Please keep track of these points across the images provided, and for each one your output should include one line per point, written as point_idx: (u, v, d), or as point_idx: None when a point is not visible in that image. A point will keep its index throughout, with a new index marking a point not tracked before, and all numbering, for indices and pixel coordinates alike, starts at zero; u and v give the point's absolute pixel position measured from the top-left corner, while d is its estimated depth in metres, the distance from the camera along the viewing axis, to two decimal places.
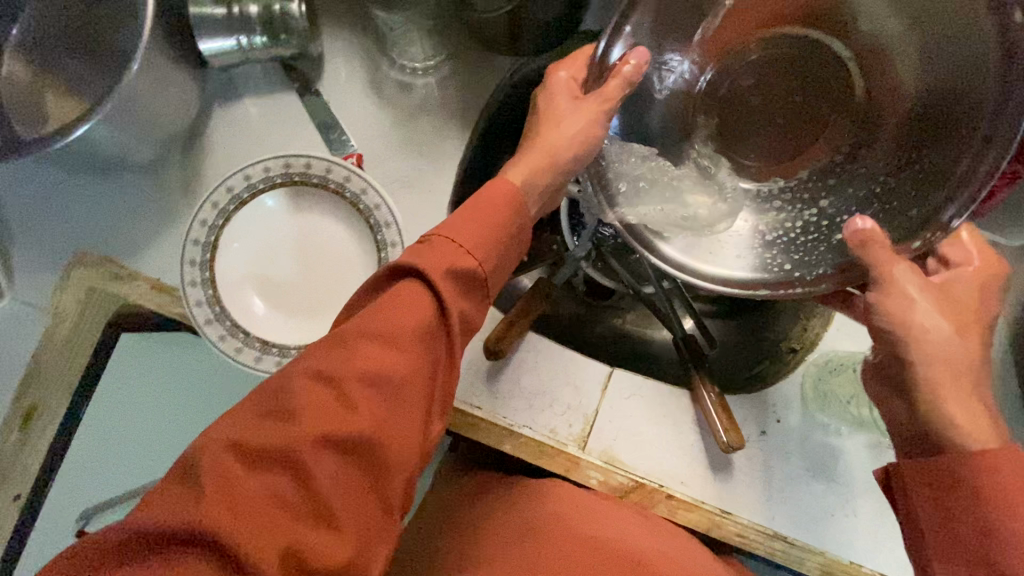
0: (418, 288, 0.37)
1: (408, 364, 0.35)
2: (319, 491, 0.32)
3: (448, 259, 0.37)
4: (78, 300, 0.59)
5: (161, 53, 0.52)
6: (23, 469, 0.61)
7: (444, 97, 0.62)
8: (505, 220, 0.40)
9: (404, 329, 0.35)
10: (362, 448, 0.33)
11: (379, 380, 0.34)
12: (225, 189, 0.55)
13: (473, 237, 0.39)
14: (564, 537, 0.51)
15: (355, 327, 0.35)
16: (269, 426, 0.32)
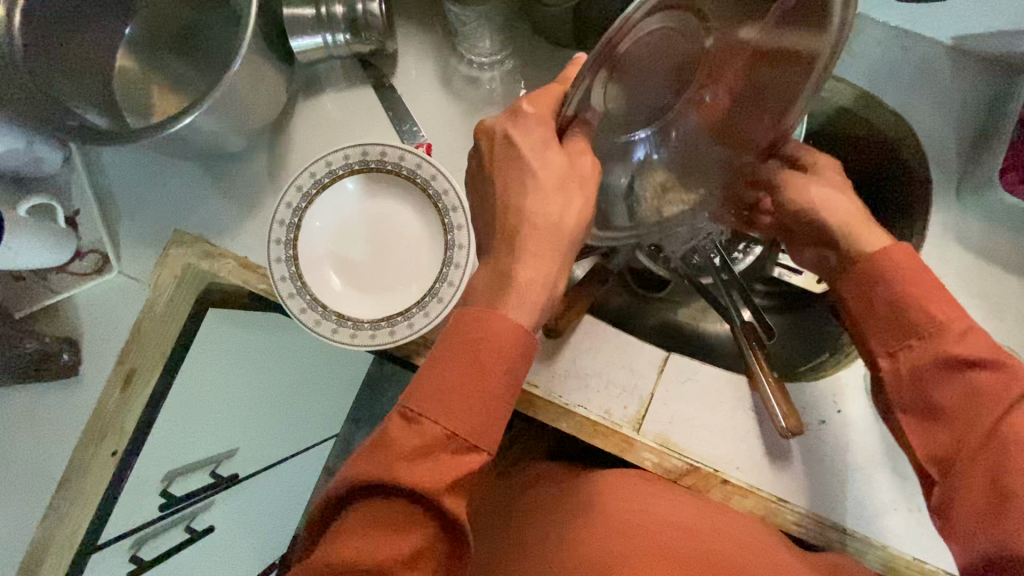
0: (398, 510, 0.36)
1: (412, 546, 0.36)
2: None
3: (445, 468, 0.37)
4: (175, 275, 0.66)
5: (259, 49, 0.57)
6: (120, 427, 0.67)
7: (509, 91, 0.66)
8: (501, 378, 0.38)
9: (397, 564, 0.35)
10: None
11: (381, 569, 0.35)
12: (309, 175, 0.60)
13: (470, 425, 0.38)
14: (616, 519, 0.54)
15: (333, 564, 0.35)
16: None
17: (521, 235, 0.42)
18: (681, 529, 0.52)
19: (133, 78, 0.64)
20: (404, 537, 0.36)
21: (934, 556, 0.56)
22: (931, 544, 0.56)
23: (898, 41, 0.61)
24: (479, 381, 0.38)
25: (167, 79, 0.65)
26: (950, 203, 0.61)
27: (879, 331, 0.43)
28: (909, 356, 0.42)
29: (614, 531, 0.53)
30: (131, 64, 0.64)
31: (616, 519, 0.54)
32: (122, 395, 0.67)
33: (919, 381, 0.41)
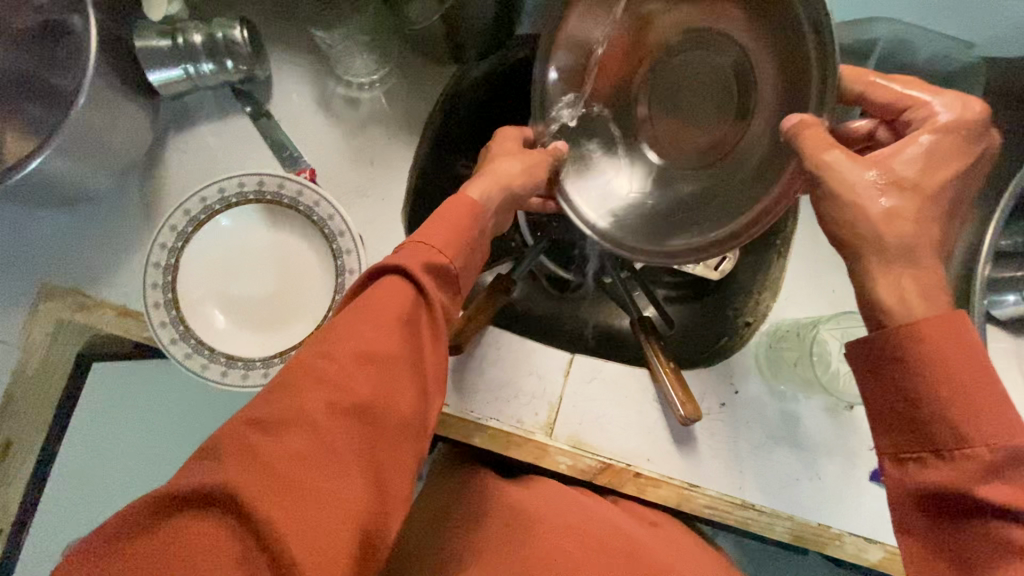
0: (396, 281, 0.40)
1: (403, 304, 0.39)
2: (353, 395, 0.35)
3: (421, 252, 0.42)
4: (47, 332, 0.60)
5: (109, 85, 0.54)
6: (1, 503, 0.62)
7: (391, 108, 0.65)
8: (468, 224, 0.45)
9: (389, 308, 0.39)
10: (381, 363, 0.37)
11: (392, 324, 0.38)
12: (183, 212, 0.57)
13: (439, 239, 0.43)
14: (548, 530, 0.54)
15: (345, 327, 0.38)
16: (266, 434, 0.33)
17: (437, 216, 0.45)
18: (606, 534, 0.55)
19: None
20: (393, 296, 0.39)
21: (836, 521, 0.59)
22: (833, 509, 0.59)
23: None
24: (457, 208, 0.45)
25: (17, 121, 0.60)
26: None
27: (882, 423, 0.38)
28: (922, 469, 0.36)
29: (546, 543, 0.53)
30: None
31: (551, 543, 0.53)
32: None
33: (927, 489, 0.35)
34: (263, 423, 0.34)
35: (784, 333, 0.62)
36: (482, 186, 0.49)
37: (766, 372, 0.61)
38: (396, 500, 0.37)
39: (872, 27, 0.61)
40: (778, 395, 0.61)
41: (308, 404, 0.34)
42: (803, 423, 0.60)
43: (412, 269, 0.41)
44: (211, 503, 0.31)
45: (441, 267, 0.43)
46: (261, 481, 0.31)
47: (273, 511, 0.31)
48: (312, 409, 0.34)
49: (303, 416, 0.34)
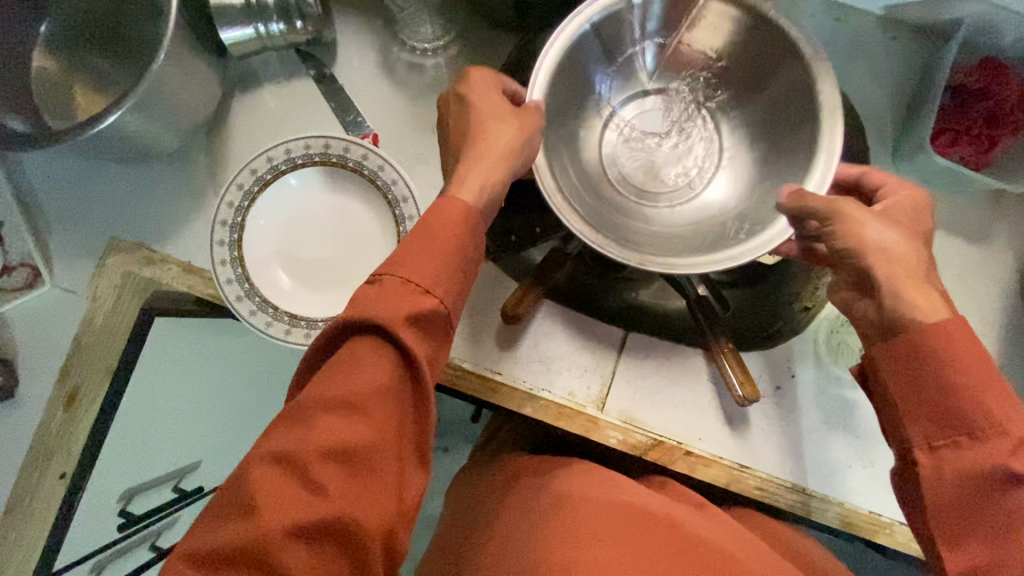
0: (370, 345, 0.38)
1: (379, 375, 0.37)
2: (318, 508, 0.35)
3: (406, 305, 0.38)
4: (114, 285, 0.63)
5: (185, 42, 0.55)
6: (68, 450, 0.65)
7: (454, 76, 0.65)
8: (458, 249, 0.41)
9: (359, 395, 0.36)
10: (350, 462, 0.36)
11: (359, 401, 0.37)
12: (249, 172, 0.58)
13: (424, 274, 0.40)
14: (591, 503, 0.56)
15: (312, 400, 0.37)
16: (230, 522, 0.34)
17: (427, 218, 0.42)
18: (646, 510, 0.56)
19: (54, 79, 0.61)
20: (365, 375, 0.37)
21: (887, 508, 0.58)
22: (885, 497, 0.59)
23: (831, 13, 0.63)
24: (442, 242, 0.41)
25: (89, 79, 0.61)
26: (887, 167, 0.62)
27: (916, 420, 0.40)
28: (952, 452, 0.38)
29: (592, 515, 0.55)
30: (51, 64, 0.61)
31: (593, 520, 0.55)
32: (66, 415, 0.64)
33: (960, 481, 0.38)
34: (209, 557, 0.33)
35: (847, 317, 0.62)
36: (476, 179, 0.45)
37: (824, 358, 0.61)
38: None
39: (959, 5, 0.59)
40: (835, 380, 0.61)
41: (265, 525, 0.34)
42: (859, 410, 0.60)
43: (389, 329, 0.37)
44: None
45: (432, 314, 0.39)
46: None
47: None
48: (268, 534, 0.33)
49: (252, 550, 0.33)
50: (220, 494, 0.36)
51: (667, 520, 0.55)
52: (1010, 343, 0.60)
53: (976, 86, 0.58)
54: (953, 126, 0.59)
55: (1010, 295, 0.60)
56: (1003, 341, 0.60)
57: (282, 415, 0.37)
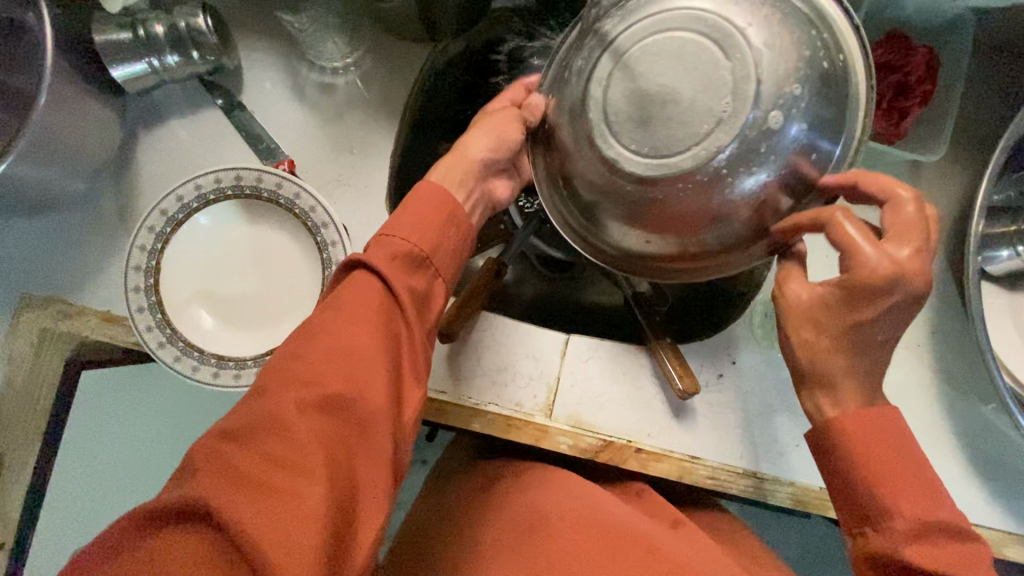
0: (369, 270, 0.42)
1: (377, 294, 0.41)
2: (328, 390, 0.37)
3: (396, 246, 0.43)
4: (31, 344, 0.59)
5: (71, 86, 0.52)
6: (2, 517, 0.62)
7: (368, 93, 0.63)
8: (445, 197, 0.45)
9: (361, 306, 0.40)
10: (354, 358, 0.38)
11: (359, 310, 0.40)
12: (159, 212, 0.56)
13: (411, 231, 0.43)
14: (571, 524, 0.55)
15: (319, 318, 0.40)
16: (246, 407, 0.36)
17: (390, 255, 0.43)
18: (628, 531, 0.55)
19: None
20: (366, 295, 0.40)
21: None
22: None
23: None
24: (428, 202, 0.45)
25: None
26: None
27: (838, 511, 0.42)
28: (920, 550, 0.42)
29: (571, 539, 0.54)
30: None
31: (560, 537, 0.55)
32: None
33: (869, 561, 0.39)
34: (234, 430, 0.35)
35: None
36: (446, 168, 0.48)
37: (763, 342, 0.61)
38: (376, 478, 0.38)
39: None
40: (776, 363, 0.61)
41: (282, 403, 0.36)
42: None
43: (377, 263, 0.41)
44: (187, 517, 0.32)
45: (412, 256, 0.43)
46: (224, 469, 0.33)
47: (231, 499, 0.32)
48: (283, 409, 0.35)
49: (274, 421, 0.35)
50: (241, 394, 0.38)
51: (645, 542, 0.53)
52: (941, 308, 0.61)
53: (881, 61, 0.59)
54: None
55: (935, 262, 0.61)
56: (935, 307, 0.61)
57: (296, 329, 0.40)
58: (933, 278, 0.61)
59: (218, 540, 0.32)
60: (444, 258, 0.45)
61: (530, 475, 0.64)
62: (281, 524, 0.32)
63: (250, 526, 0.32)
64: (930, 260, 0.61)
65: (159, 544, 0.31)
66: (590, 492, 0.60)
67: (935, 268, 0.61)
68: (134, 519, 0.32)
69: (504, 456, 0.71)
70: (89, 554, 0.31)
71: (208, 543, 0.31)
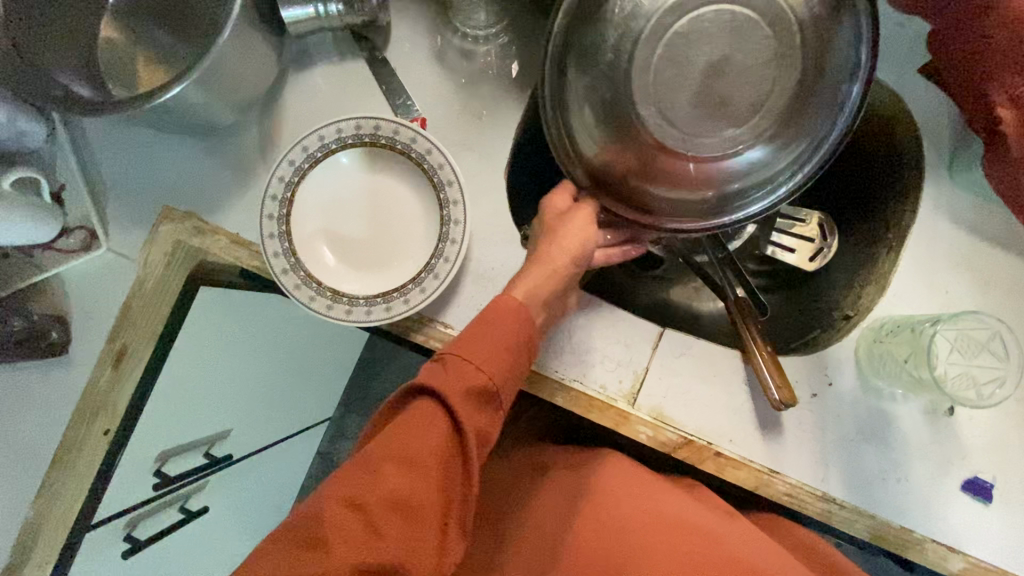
0: (433, 406, 0.43)
1: (440, 435, 0.42)
2: (380, 553, 0.38)
3: (465, 379, 0.44)
4: (165, 254, 0.65)
5: (247, 20, 0.56)
6: (114, 407, 0.66)
7: (503, 65, 0.65)
8: (512, 333, 0.48)
9: (425, 452, 0.41)
10: (408, 511, 0.40)
11: (422, 451, 0.41)
12: (301, 149, 0.59)
13: (489, 365, 0.46)
14: (621, 500, 0.59)
15: (379, 449, 0.42)
16: (296, 560, 0.38)
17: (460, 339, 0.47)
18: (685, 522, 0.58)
19: (117, 48, 0.63)
20: (432, 435, 0.42)
21: (919, 525, 0.58)
22: (918, 513, 0.58)
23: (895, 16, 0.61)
24: (503, 334, 0.47)
25: (154, 49, 0.63)
26: (943, 179, 0.61)
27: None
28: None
29: (623, 520, 0.58)
30: (117, 36, 0.63)
31: (612, 508, 0.59)
32: (113, 374, 0.66)
33: None
34: None
35: (894, 327, 0.59)
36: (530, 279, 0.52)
37: (866, 367, 0.60)
38: None
39: None
40: (874, 392, 0.59)
41: (335, 565, 0.37)
42: (898, 424, 0.59)
43: (447, 397, 0.43)
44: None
45: (483, 389, 0.45)
46: None
47: None
48: (336, 570, 0.37)
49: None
50: (288, 528, 0.39)
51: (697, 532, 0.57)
52: None
53: None
54: None
55: None
56: None
57: (355, 464, 0.41)
58: None
59: None
60: (507, 393, 0.47)
61: (587, 459, 0.66)
62: None
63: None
64: None
65: None
66: (649, 481, 0.62)
67: None
68: None
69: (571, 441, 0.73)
70: None
71: None
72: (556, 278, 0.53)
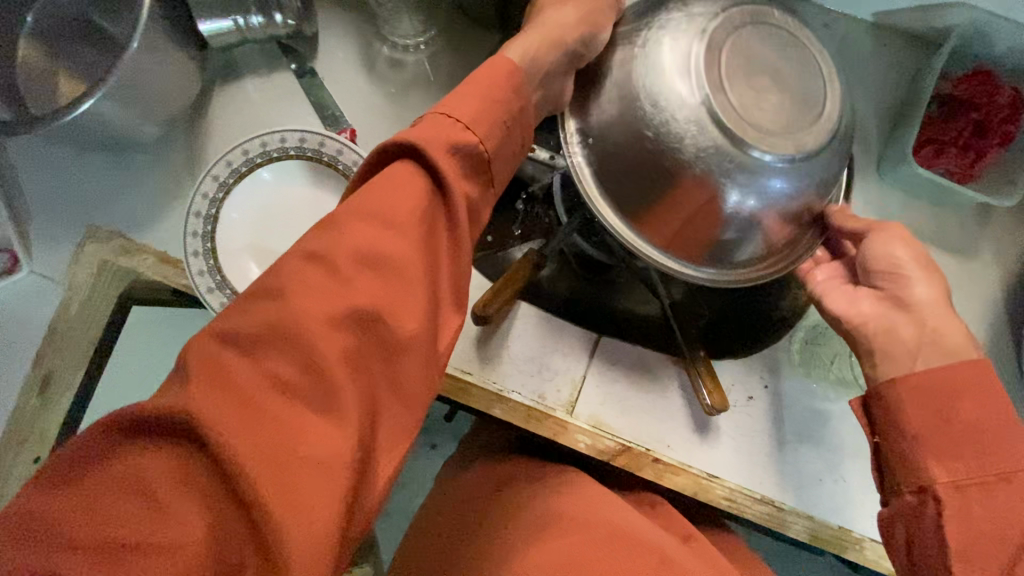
0: (412, 168, 0.39)
1: (417, 197, 0.38)
2: (354, 305, 0.35)
3: (447, 137, 0.40)
4: (90, 273, 0.62)
5: (162, 34, 0.55)
6: (40, 433, 0.63)
7: (433, 73, 0.64)
8: (507, 94, 0.43)
9: (398, 205, 0.37)
10: (384, 266, 0.36)
11: (402, 206, 0.37)
12: (225, 163, 0.58)
13: (467, 117, 0.41)
14: (594, 522, 0.57)
15: (353, 207, 0.37)
16: (258, 310, 0.34)
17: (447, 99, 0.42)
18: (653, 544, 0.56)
19: (34, 63, 0.61)
20: (403, 192, 0.38)
21: (858, 524, 0.58)
22: (855, 513, 0.58)
23: (818, 18, 0.62)
24: (493, 98, 0.42)
25: (76, 66, 0.62)
26: (872, 177, 0.61)
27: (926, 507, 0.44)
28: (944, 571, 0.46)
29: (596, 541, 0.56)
30: (36, 52, 0.61)
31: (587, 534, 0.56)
32: (39, 401, 0.63)
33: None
34: (242, 338, 0.33)
35: (823, 329, 0.61)
36: (520, 48, 0.46)
37: (799, 367, 0.60)
38: (390, 416, 0.36)
39: (949, 13, 0.58)
40: (809, 393, 0.60)
41: (302, 311, 0.34)
42: (832, 424, 0.59)
43: (429, 154, 0.39)
44: (172, 430, 0.31)
45: (469, 152, 0.41)
46: (228, 387, 0.32)
47: (233, 424, 0.31)
48: (306, 319, 0.34)
49: (291, 329, 0.33)
50: (251, 286, 0.35)
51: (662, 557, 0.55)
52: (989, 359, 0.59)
53: (963, 97, 0.57)
54: (937, 138, 0.57)
55: (992, 312, 0.59)
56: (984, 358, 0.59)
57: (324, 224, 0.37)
58: (987, 329, 0.59)
59: (217, 461, 0.31)
60: (500, 167, 0.44)
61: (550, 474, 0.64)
62: (288, 457, 0.32)
63: (246, 450, 0.31)
64: (986, 306, 0.59)
65: (146, 456, 0.31)
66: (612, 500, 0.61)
67: (991, 319, 0.59)
68: (121, 432, 0.31)
69: (521, 451, 0.72)
70: (59, 464, 0.30)
71: (204, 460, 0.31)
72: (550, 53, 0.46)
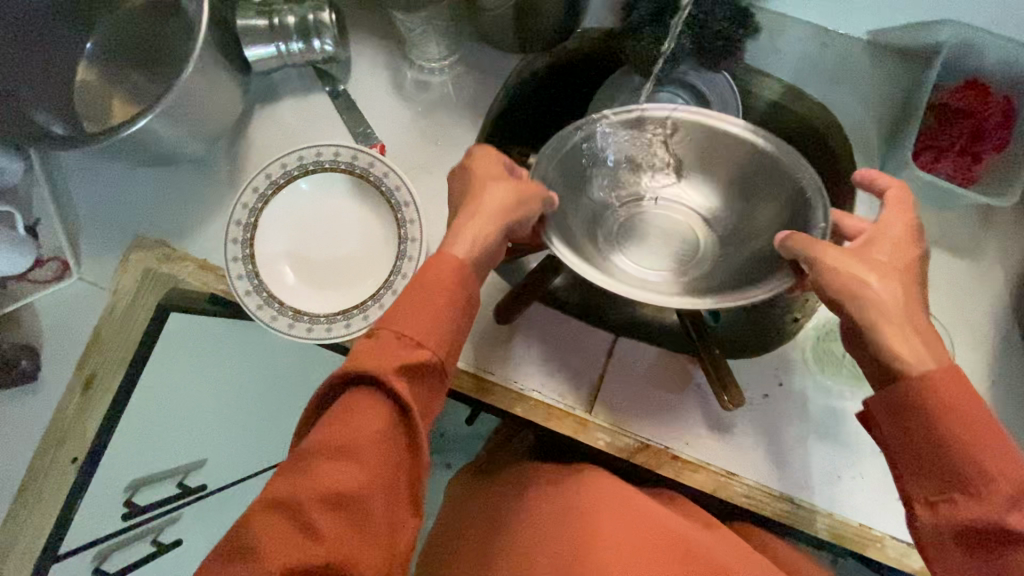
0: (367, 395, 0.42)
1: (375, 423, 0.41)
2: (315, 552, 0.38)
3: (398, 358, 0.43)
4: (135, 280, 0.67)
5: (212, 58, 0.60)
6: (81, 433, 0.67)
7: (458, 93, 0.69)
8: (456, 286, 0.47)
9: (359, 441, 0.40)
10: (343, 503, 0.39)
11: (356, 439, 0.41)
12: (265, 176, 0.62)
13: (419, 329, 0.44)
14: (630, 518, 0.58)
15: (315, 444, 0.41)
16: (233, 565, 0.37)
17: (407, 296, 0.46)
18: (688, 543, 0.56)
19: (92, 88, 0.66)
20: (363, 421, 0.41)
21: (878, 522, 0.58)
22: (876, 510, 0.59)
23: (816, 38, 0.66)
24: (435, 294, 0.46)
25: (128, 89, 0.67)
26: None
27: None
28: (952, 508, 0.40)
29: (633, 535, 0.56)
30: (93, 78, 0.67)
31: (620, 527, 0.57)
32: (81, 400, 0.66)
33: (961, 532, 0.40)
34: None
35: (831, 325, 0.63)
36: (468, 239, 0.49)
37: (813, 366, 0.61)
38: None
39: (939, 30, 0.61)
40: (823, 391, 0.61)
41: (268, 565, 0.37)
42: (848, 422, 0.60)
43: (379, 379, 0.42)
44: None
45: (423, 362, 0.44)
46: None
47: None
48: (271, 573, 0.37)
49: None
50: (227, 542, 0.38)
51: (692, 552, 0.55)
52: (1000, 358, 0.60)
53: (957, 106, 0.60)
54: (936, 144, 0.61)
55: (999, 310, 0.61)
56: (995, 356, 0.60)
57: (295, 459, 0.41)
58: (996, 326, 0.61)
59: None
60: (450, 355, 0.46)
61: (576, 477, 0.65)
62: None
63: None
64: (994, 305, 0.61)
65: None
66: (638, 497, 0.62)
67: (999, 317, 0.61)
68: None
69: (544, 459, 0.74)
70: None
71: None
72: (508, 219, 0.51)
